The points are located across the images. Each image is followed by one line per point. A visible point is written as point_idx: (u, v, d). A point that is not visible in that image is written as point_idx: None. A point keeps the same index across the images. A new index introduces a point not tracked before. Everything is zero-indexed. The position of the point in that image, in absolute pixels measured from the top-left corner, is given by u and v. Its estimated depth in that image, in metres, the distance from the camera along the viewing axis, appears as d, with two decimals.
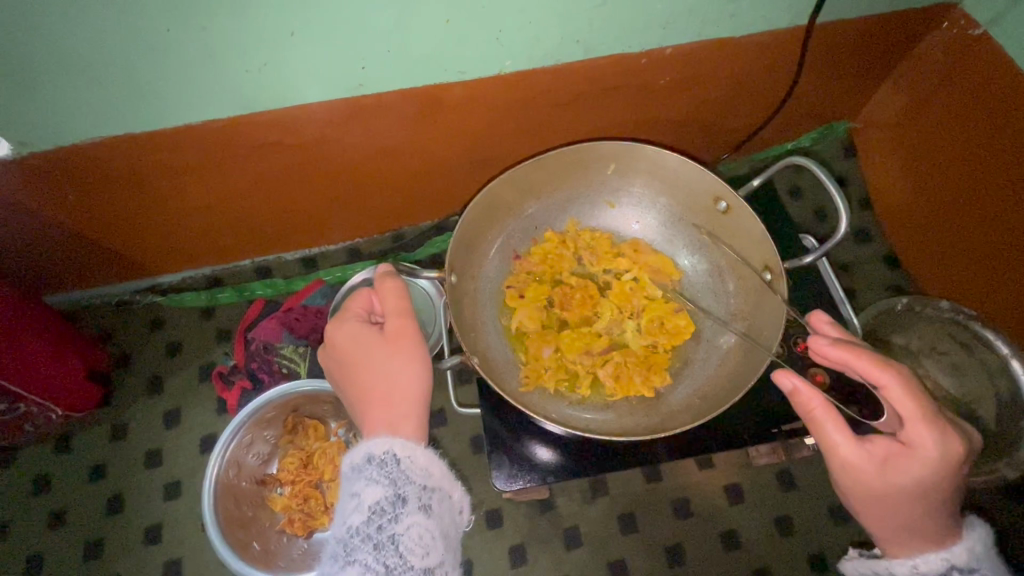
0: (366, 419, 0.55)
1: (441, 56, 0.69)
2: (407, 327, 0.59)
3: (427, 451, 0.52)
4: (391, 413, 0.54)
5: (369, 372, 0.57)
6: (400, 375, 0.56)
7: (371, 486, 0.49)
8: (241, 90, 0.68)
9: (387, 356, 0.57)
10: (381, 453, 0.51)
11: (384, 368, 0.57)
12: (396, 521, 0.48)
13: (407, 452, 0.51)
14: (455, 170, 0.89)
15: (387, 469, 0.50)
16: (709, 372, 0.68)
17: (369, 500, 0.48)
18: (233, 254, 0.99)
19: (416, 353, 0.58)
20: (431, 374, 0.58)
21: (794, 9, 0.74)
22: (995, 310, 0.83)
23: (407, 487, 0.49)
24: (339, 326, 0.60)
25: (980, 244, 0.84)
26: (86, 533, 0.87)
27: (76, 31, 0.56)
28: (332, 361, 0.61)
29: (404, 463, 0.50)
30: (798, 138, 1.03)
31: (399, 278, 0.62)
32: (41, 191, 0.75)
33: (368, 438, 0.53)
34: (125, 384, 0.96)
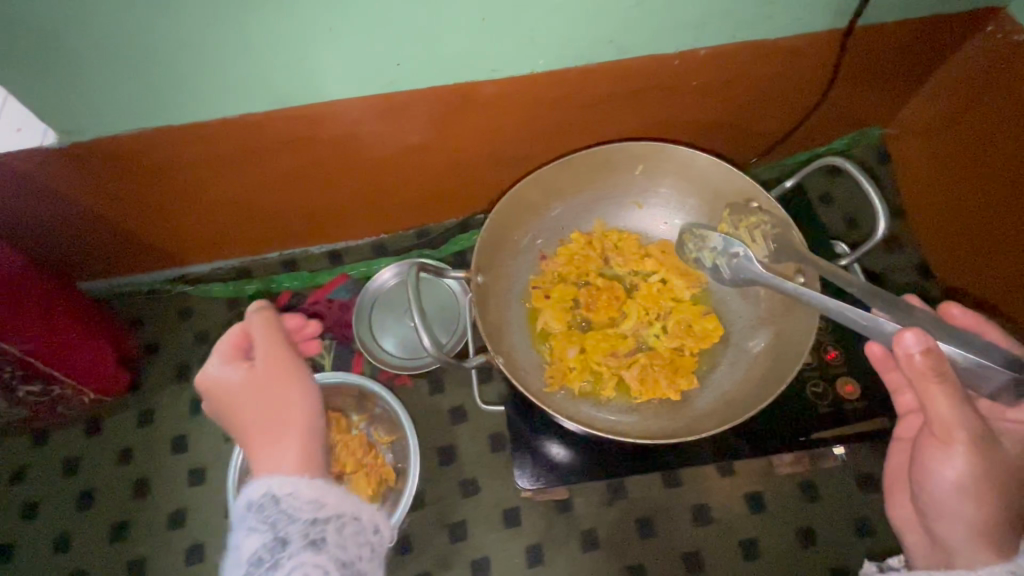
0: (253, 458, 0.56)
1: (475, 55, 0.69)
2: (284, 360, 0.59)
3: (308, 482, 0.53)
4: (275, 452, 0.54)
5: (231, 413, 0.57)
6: (286, 404, 0.57)
7: (251, 535, 0.51)
8: (278, 84, 0.69)
9: (262, 387, 0.57)
10: (259, 497, 0.52)
11: (267, 404, 0.57)
12: (277, 567, 0.49)
13: (286, 491, 0.52)
14: (482, 168, 0.90)
15: (265, 514, 0.51)
16: (737, 377, 0.67)
17: (247, 551, 0.50)
18: (260, 246, 1.00)
19: (294, 384, 0.58)
20: (316, 401, 0.58)
21: (832, 12, 0.73)
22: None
23: (287, 529, 0.51)
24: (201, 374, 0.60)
25: (1020, 256, 0.82)
26: (113, 515, 0.89)
27: (124, 25, 0.58)
28: (213, 408, 0.60)
29: (282, 502, 0.52)
30: (832, 142, 1.00)
31: (269, 314, 0.62)
32: (82, 180, 0.77)
33: (252, 479, 0.54)
34: (153, 370, 0.98)
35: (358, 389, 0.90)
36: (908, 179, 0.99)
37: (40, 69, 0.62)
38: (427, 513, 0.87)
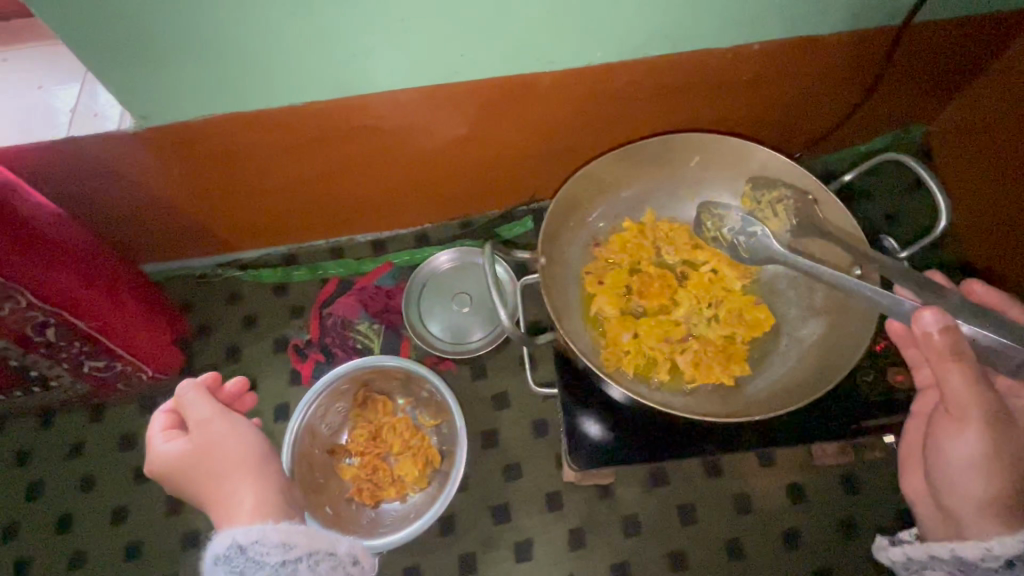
0: (217, 519, 0.57)
1: (536, 47, 0.71)
2: (208, 420, 0.60)
3: (270, 529, 0.54)
4: (233, 510, 0.57)
5: (191, 479, 0.59)
6: (230, 460, 0.59)
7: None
8: (345, 73, 0.71)
9: (212, 449, 0.59)
10: (225, 550, 0.53)
11: (215, 465, 0.59)
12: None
13: (252, 538, 0.53)
14: (530, 160, 0.92)
15: (233, 564, 0.52)
16: (790, 364, 0.69)
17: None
18: (309, 234, 1.03)
19: (227, 440, 0.60)
20: (247, 449, 0.60)
21: (887, 8, 0.74)
22: None
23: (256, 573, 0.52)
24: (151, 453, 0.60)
25: None
26: (167, 490, 0.92)
27: (209, 13, 0.61)
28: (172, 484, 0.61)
29: (248, 550, 0.53)
30: (873, 141, 1.01)
31: (195, 384, 0.63)
32: (152, 163, 0.80)
33: (216, 536, 0.55)
34: (204, 352, 1.01)
35: (406, 373, 0.92)
36: (952, 178, 0.99)
37: (126, 55, 0.64)
38: (470, 495, 0.89)
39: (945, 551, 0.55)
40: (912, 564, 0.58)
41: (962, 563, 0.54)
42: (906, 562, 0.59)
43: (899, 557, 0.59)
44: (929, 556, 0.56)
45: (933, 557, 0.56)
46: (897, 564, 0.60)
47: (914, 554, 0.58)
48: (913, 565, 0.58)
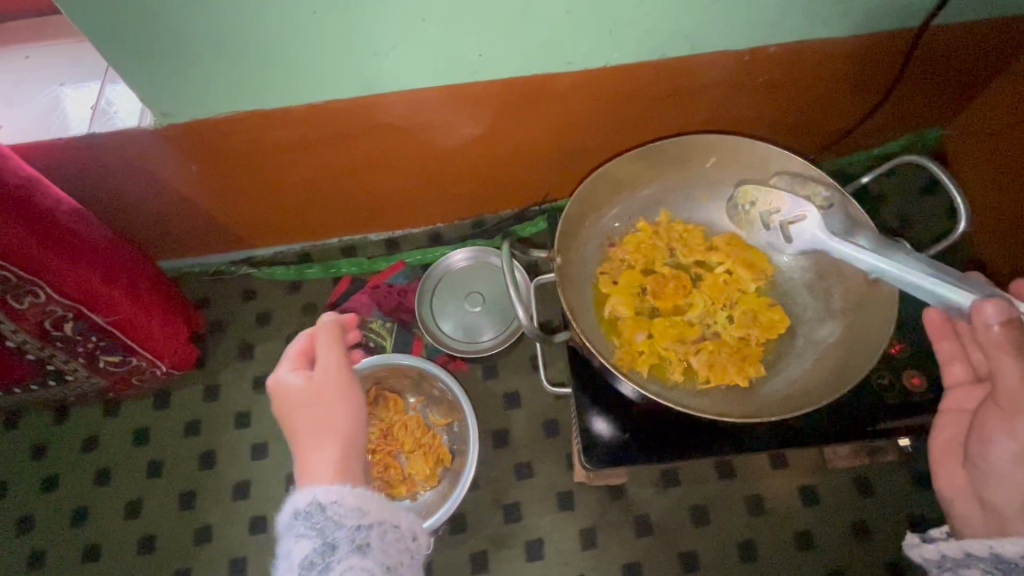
0: (299, 465, 0.55)
1: (554, 46, 0.71)
2: (334, 373, 0.60)
3: (352, 491, 0.52)
4: (319, 461, 0.54)
5: (296, 417, 0.58)
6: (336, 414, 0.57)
7: (300, 542, 0.50)
8: (364, 71, 0.72)
9: (327, 395, 0.58)
10: (304, 505, 0.51)
11: (317, 412, 0.58)
12: (328, 571, 0.48)
13: (330, 498, 0.51)
14: (544, 160, 0.92)
15: (313, 520, 0.50)
16: (805, 366, 0.68)
17: (298, 556, 0.49)
18: (323, 232, 1.04)
19: (342, 395, 0.59)
20: (359, 410, 0.59)
21: (906, 10, 0.73)
22: None
23: (335, 534, 0.50)
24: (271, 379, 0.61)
25: None
26: (182, 484, 0.93)
27: (233, 13, 0.62)
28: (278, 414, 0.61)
29: (329, 509, 0.51)
30: (888, 143, 1.01)
31: (333, 328, 0.63)
32: (170, 159, 0.81)
33: (298, 488, 0.53)
34: (218, 348, 1.02)
35: (419, 371, 0.92)
36: (968, 182, 0.98)
37: (149, 52, 0.65)
38: (481, 494, 0.89)
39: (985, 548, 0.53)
40: (946, 563, 0.57)
41: (1002, 561, 0.52)
42: (940, 560, 0.57)
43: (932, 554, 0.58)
44: (965, 554, 0.55)
45: (970, 554, 0.54)
46: (928, 562, 0.58)
47: (949, 552, 0.56)
48: (947, 563, 0.57)
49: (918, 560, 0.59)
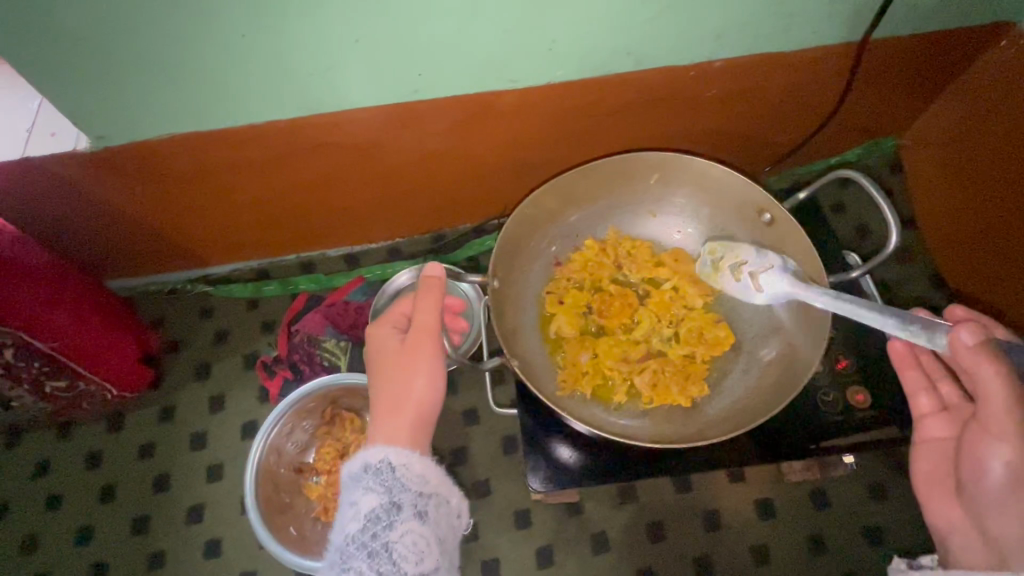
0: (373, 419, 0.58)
1: (495, 64, 0.70)
2: (426, 342, 0.60)
3: (423, 459, 0.56)
4: (393, 422, 0.57)
5: (383, 374, 0.60)
6: (414, 384, 0.58)
7: (368, 495, 0.53)
8: (303, 91, 0.71)
9: (412, 363, 0.59)
10: (376, 462, 0.54)
11: (403, 379, 0.59)
12: (391, 528, 0.51)
13: (402, 461, 0.54)
14: (498, 174, 0.91)
15: (382, 478, 0.54)
16: (747, 385, 0.69)
17: (365, 508, 0.52)
18: (279, 249, 1.02)
19: (428, 367, 0.59)
20: (440, 388, 0.59)
21: (848, 24, 0.73)
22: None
23: (401, 495, 0.53)
24: (377, 328, 0.64)
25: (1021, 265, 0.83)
26: (135, 509, 0.92)
27: (159, 37, 0.60)
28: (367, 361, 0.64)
29: (399, 471, 0.54)
30: (844, 152, 1.02)
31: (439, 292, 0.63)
32: (111, 182, 0.79)
33: (369, 442, 0.56)
34: (174, 368, 1.00)
35: None
36: (919, 188, 1.00)
37: (76, 77, 0.64)
38: None
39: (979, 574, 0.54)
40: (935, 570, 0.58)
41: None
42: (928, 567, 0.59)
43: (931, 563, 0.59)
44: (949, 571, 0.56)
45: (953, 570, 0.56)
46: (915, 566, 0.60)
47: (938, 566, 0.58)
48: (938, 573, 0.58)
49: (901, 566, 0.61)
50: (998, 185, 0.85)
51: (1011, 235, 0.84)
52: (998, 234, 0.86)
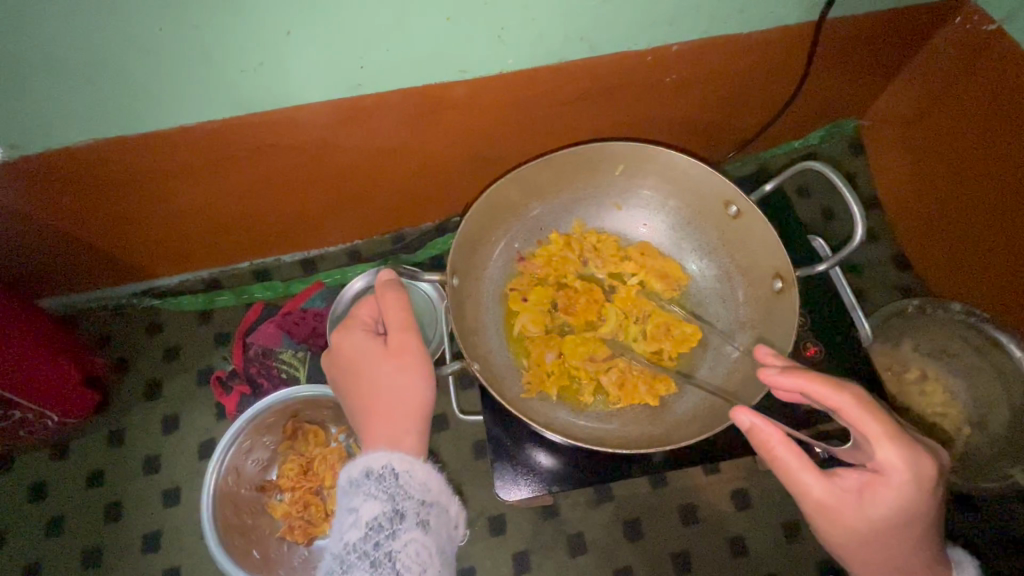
0: (366, 430, 0.54)
1: (443, 54, 0.67)
2: (408, 341, 0.56)
3: (425, 465, 0.51)
4: (392, 426, 0.53)
5: (367, 381, 0.56)
6: (406, 384, 0.55)
7: (370, 501, 0.48)
8: (236, 89, 0.66)
9: (399, 364, 0.55)
10: (379, 468, 0.50)
11: (392, 381, 0.55)
12: (394, 538, 0.47)
13: (404, 467, 0.50)
14: (456, 169, 0.87)
15: (385, 484, 0.49)
16: (718, 379, 0.67)
17: (366, 515, 0.48)
18: (232, 257, 0.97)
19: (416, 366, 0.56)
20: (434, 382, 0.56)
21: (805, 4, 0.72)
22: (996, 309, 0.83)
23: (405, 502, 0.49)
24: (346, 335, 0.58)
25: (980, 242, 0.84)
26: (85, 541, 0.86)
27: (64, 35, 0.54)
28: (335, 373, 0.59)
29: (402, 477, 0.50)
30: (806, 135, 1.01)
31: (402, 289, 0.59)
32: (33, 195, 0.73)
33: (366, 451, 0.52)
34: (122, 389, 0.95)
35: (336, 403, 0.86)
36: (882, 167, 1.00)
37: None
38: None
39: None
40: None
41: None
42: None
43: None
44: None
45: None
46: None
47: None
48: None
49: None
50: (963, 162, 0.85)
51: (980, 212, 0.84)
52: (955, 213, 0.88)
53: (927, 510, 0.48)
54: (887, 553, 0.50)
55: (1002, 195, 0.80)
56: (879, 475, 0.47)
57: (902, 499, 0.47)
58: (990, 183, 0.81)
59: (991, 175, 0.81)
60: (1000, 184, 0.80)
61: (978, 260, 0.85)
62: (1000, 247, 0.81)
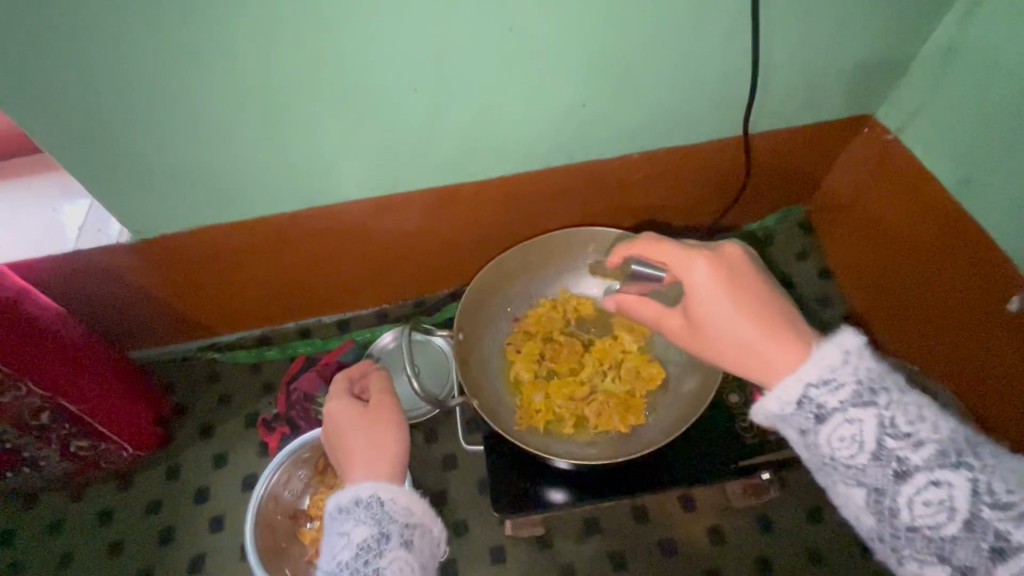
0: (350, 470, 0.69)
1: (458, 163, 0.90)
2: (387, 404, 0.77)
3: (406, 494, 0.65)
4: (373, 464, 0.68)
5: (353, 434, 0.72)
6: (385, 434, 0.72)
7: (360, 526, 0.62)
8: (305, 190, 0.89)
9: (379, 419, 0.74)
10: (367, 497, 0.64)
11: (373, 431, 0.72)
12: (380, 556, 0.60)
13: (387, 496, 0.64)
14: (469, 248, 1.08)
15: (373, 511, 0.63)
16: (674, 415, 0.82)
17: (357, 538, 0.61)
18: (281, 318, 1.17)
19: (394, 423, 0.74)
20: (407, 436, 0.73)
21: (734, 123, 0.94)
22: (947, 361, 0.95)
23: (390, 525, 0.63)
24: (337, 400, 0.77)
25: (924, 304, 0.98)
26: (141, 562, 0.99)
27: (196, 155, 0.79)
28: (327, 431, 0.76)
29: (386, 505, 0.64)
30: (763, 219, 1.21)
31: (385, 373, 0.83)
32: (142, 268, 0.95)
33: (349, 488, 0.66)
34: (181, 430, 1.11)
35: None
36: (834, 249, 1.16)
37: (127, 187, 0.82)
38: None
39: (963, 427, 0.47)
40: (859, 400, 0.48)
41: (943, 464, 0.45)
42: (829, 407, 0.49)
43: (850, 389, 0.48)
44: (883, 421, 0.47)
45: (899, 430, 0.47)
46: (806, 403, 0.50)
47: (887, 390, 0.48)
48: (866, 398, 0.48)
49: (773, 393, 0.51)
50: (895, 237, 1.01)
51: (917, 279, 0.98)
52: (900, 278, 1.02)
53: (758, 296, 0.56)
54: (789, 357, 0.52)
55: (932, 263, 0.95)
56: (688, 301, 0.58)
57: (718, 301, 0.56)
58: (921, 251, 0.96)
59: (923, 245, 0.96)
60: (928, 252, 0.95)
61: (926, 318, 0.98)
62: (938, 307, 0.95)
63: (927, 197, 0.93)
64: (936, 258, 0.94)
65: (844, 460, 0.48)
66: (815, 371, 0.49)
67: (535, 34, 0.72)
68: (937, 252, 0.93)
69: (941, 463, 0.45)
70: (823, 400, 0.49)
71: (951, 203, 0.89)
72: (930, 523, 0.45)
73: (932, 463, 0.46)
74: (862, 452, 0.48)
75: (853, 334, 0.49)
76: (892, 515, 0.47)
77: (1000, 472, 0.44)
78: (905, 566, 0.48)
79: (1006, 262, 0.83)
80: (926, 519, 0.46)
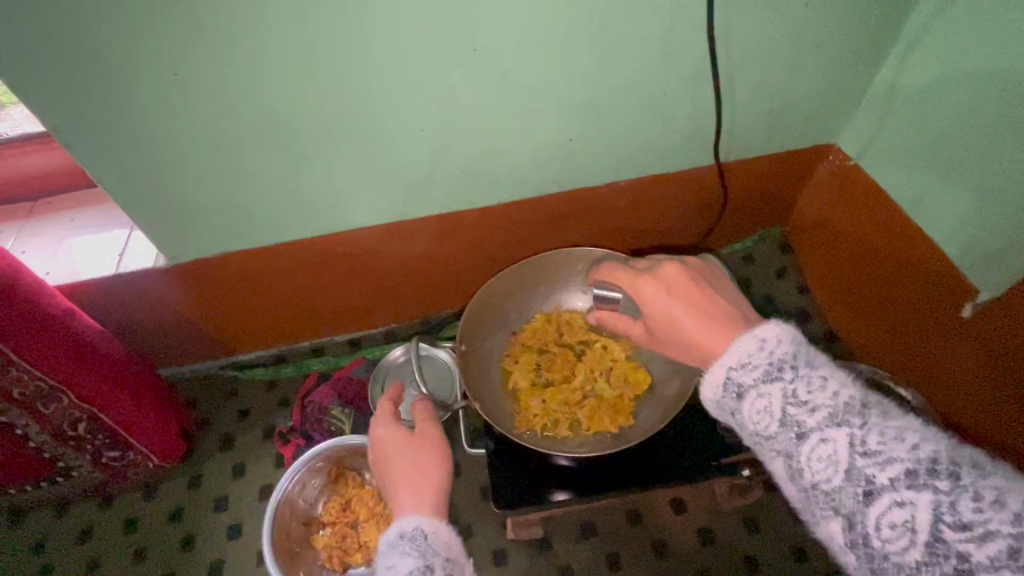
0: (396, 497, 0.72)
1: (460, 193, 1.00)
2: (430, 434, 0.80)
3: (448, 530, 0.66)
4: (416, 492, 0.71)
5: (398, 463, 0.76)
6: (429, 463, 0.76)
7: (405, 558, 0.62)
8: (322, 217, 0.99)
9: (423, 450, 0.78)
10: (410, 529, 0.65)
11: (416, 461, 0.76)
12: None
13: (431, 530, 0.65)
14: (471, 270, 1.17)
15: (416, 543, 0.64)
16: (659, 414, 0.89)
17: (403, 569, 0.61)
18: (298, 337, 1.25)
19: (436, 453, 0.78)
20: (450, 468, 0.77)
21: (709, 152, 1.04)
22: (932, 366, 1.00)
23: (433, 558, 0.62)
24: (380, 428, 0.82)
25: (895, 313, 1.06)
26: (163, 567, 1.05)
27: (230, 187, 0.90)
28: (376, 459, 0.80)
29: (429, 538, 0.65)
30: (743, 240, 1.31)
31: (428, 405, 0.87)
32: (176, 290, 1.05)
33: (396, 520, 0.68)
34: (202, 443, 1.19)
35: None
36: (811, 265, 1.26)
37: (165, 216, 0.92)
38: None
39: (859, 393, 0.49)
40: (768, 376, 0.52)
41: (830, 424, 0.48)
42: (746, 384, 0.53)
43: (761, 368, 0.52)
44: (787, 392, 0.50)
45: (798, 398, 0.50)
46: (729, 384, 0.54)
47: (791, 366, 0.51)
48: (774, 373, 0.51)
49: (705, 380, 0.56)
50: (859, 255, 1.11)
51: (890, 291, 1.06)
52: (872, 292, 1.10)
53: (710, 300, 0.62)
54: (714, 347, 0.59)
55: (897, 272, 1.03)
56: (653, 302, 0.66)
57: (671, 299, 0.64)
58: (885, 263, 1.06)
59: (887, 258, 1.05)
60: (896, 264, 1.03)
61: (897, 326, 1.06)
62: (911, 313, 1.02)
63: (887, 216, 1.03)
64: (903, 268, 1.02)
65: (758, 430, 0.52)
66: (733, 356, 0.54)
67: (527, 79, 0.83)
68: (901, 264, 1.02)
69: (830, 423, 0.48)
70: (740, 378, 0.53)
71: (906, 222, 0.99)
72: (824, 478, 0.48)
73: (825, 424, 0.48)
74: (771, 420, 0.51)
75: (770, 324, 0.54)
76: (797, 476, 0.50)
77: (879, 427, 0.46)
78: (819, 526, 0.50)
79: (966, 279, 0.91)
80: (819, 474, 0.48)
